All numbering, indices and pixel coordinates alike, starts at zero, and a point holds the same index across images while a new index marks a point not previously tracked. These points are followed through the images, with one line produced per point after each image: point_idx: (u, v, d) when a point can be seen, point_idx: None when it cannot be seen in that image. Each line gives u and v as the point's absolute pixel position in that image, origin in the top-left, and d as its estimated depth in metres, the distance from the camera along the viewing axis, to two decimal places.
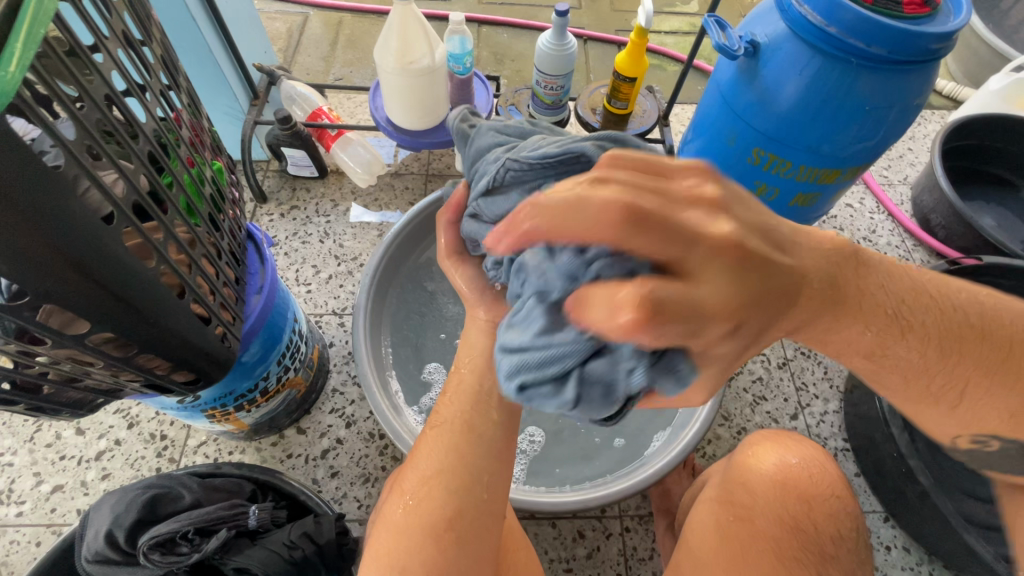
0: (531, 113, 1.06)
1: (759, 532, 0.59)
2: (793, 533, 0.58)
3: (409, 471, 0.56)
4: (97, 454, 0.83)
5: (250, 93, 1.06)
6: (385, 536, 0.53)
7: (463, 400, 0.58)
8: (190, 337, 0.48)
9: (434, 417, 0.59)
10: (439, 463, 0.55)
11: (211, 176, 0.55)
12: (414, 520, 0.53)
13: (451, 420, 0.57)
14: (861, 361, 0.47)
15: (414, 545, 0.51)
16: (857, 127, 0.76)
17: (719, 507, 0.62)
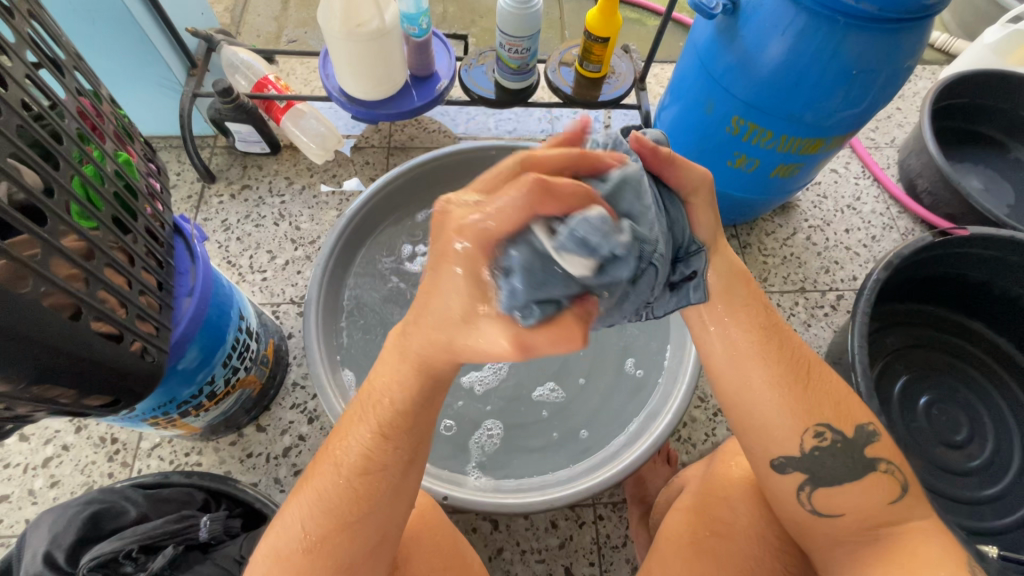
0: (497, 79, 0.97)
1: (733, 548, 0.57)
2: (750, 539, 0.57)
3: (321, 511, 0.48)
4: (44, 461, 0.78)
5: (187, 63, 0.96)
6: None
7: (409, 439, 0.50)
8: (95, 358, 0.43)
9: (342, 450, 0.51)
10: (366, 505, 0.48)
11: (113, 171, 0.48)
12: (321, 561, 0.47)
13: (391, 463, 0.49)
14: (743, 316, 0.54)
15: None
16: (844, 92, 0.70)
17: (695, 517, 0.60)
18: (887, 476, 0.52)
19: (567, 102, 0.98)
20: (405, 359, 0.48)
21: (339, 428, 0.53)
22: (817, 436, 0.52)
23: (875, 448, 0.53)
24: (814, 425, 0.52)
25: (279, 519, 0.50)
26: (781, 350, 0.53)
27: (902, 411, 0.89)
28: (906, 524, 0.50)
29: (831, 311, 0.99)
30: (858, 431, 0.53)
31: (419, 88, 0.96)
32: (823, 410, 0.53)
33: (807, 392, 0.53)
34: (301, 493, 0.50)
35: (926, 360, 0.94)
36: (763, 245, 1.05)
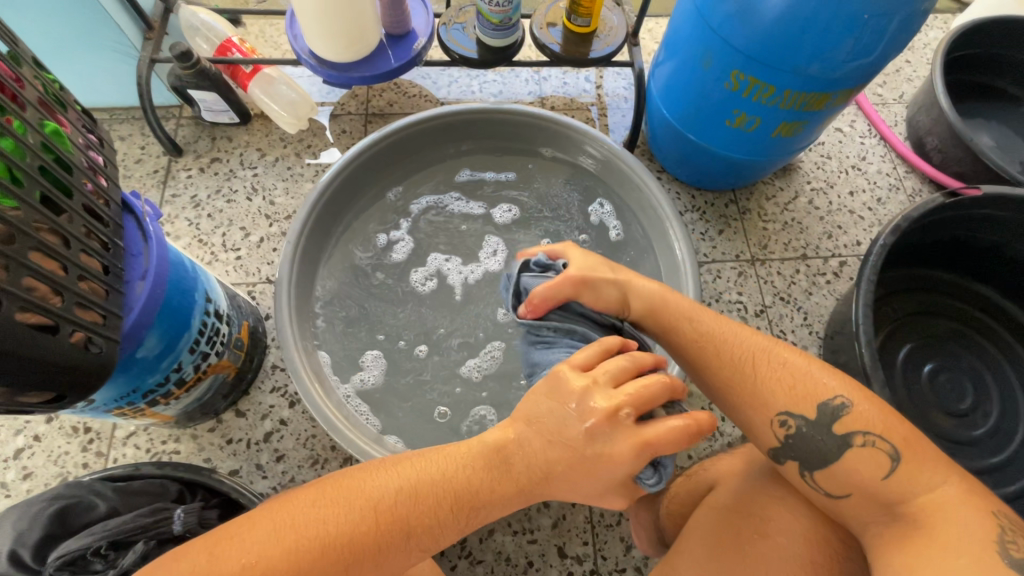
0: (479, 36, 0.90)
1: (784, 556, 0.53)
2: (767, 522, 0.55)
3: (367, 559, 0.43)
4: (15, 452, 0.75)
5: (141, 27, 0.90)
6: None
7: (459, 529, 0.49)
8: (24, 351, 0.39)
9: (416, 515, 0.45)
10: (394, 565, 0.45)
11: (38, 144, 0.43)
12: None
13: (445, 543, 0.47)
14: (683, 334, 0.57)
15: None
16: (855, 40, 0.64)
17: (717, 511, 0.57)
18: (866, 449, 0.49)
19: (554, 61, 0.91)
20: (510, 475, 0.48)
21: (416, 477, 0.46)
22: (782, 426, 0.52)
23: (844, 424, 0.50)
24: (775, 416, 0.52)
25: (315, 547, 0.42)
26: (719, 354, 0.54)
27: (904, 379, 0.86)
28: (915, 501, 0.47)
29: (834, 279, 0.95)
30: (820, 410, 0.51)
31: (395, 48, 0.89)
32: (775, 400, 0.52)
33: (756, 383, 0.53)
34: (353, 529, 0.43)
35: (931, 328, 0.90)
36: (763, 210, 1.00)
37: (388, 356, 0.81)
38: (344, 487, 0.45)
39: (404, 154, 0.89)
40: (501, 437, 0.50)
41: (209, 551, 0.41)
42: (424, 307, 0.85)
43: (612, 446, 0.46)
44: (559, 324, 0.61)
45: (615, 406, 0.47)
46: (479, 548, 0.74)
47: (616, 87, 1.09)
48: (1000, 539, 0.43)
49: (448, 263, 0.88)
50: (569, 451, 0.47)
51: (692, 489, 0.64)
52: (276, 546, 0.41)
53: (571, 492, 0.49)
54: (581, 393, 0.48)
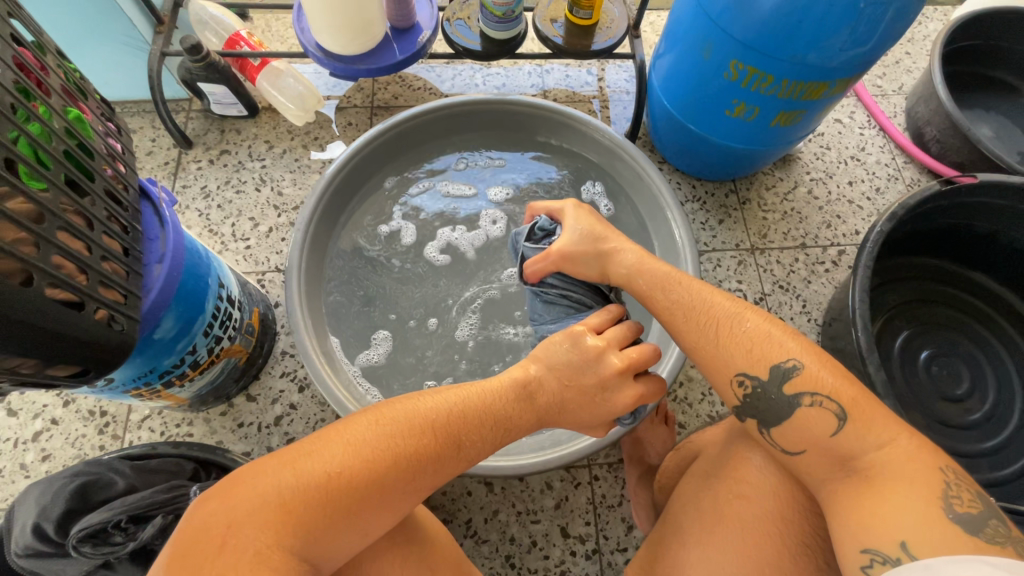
0: (482, 29, 0.91)
1: (755, 509, 0.54)
2: (744, 484, 0.56)
3: (428, 468, 0.47)
4: (34, 435, 0.78)
5: (153, 21, 0.92)
6: (381, 520, 0.45)
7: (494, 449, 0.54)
8: (54, 325, 0.41)
9: (466, 432, 0.50)
10: (449, 474, 0.49)
11: (63, 130, 0.45)
12: (393, 502, 0.45)
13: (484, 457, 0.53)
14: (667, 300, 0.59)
15: (374, 517, 0.45)
16: (851, 29, 0.65)
17: (706, 481, 0.59)
18: (814, 409, 0.50)
19: (556, 53, 0.93)
20: (533, 405, 0.55)
21: (462, 402, 0.51)
22: (739, 385, 0.54)
23: (794, 385, 0.51)
24: (733, 376, 0.54)
25: (387, 457, 0.45)
26: (692, 321, 0.57)
27: (902, 366, 0.88)
28: (862, 458, 0.48)
29: (832, 267, 0.97)
30: (773, 370, 0.52)
31: (401, 42, 0.90)
32: (733, 360, 0.54)
33: (716, 346, 0.55)
34: (417, 446, 0.47)
35: (927, 315, 0.92)
36: (762, 200, 1.01)
37: (399, 339, 0.83)
38: (402, 410, 0.48)
39: (419, 136, 0.92)
40: (524, 375, 0.56)
41: (290, 466, 0.43)
42: (438, 280, 0.87)
43: (619, 396, 0.56)
44: (560, 286, 0.68)
45: (627, 363, 0.56)
46: (485, 527, 0.76)
47: (618, 80, 1.10)
48: (944, 494, 0.44)
49: (455, 231, 0.91)
50: (583, 395, 0.56)
51: (679, 460, 0.68)
52: (354, 456, 0.44)
53: (573, 423, 0.58)
54: (598, 353, 0.56)
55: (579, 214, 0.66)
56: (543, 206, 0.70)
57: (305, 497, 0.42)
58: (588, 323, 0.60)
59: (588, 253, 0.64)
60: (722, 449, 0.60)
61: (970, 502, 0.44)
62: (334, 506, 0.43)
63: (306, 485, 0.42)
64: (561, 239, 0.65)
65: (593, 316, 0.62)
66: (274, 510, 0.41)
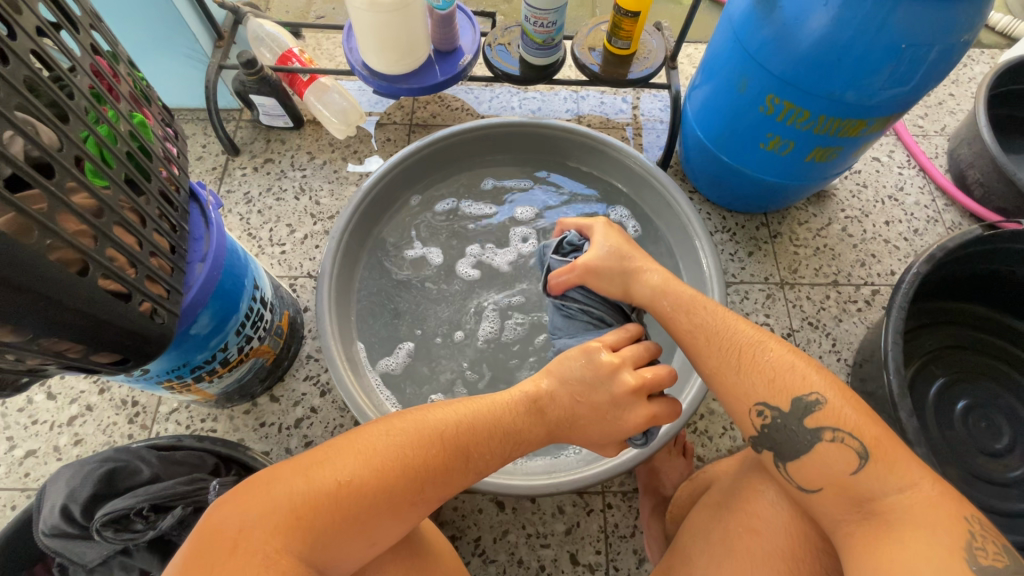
0: (522, 55, 0.94)
1: (766, 546, 0.53)
2: (754, 518, 0.54)
3: (435, 479, 0.48)
4: (69, 419, 0.81)
5: (213, 35, 0.97)
6: (388, 531, 0.46)
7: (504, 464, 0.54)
8: (102, 315, 0.43)
9: (474, 444, 0.50)
10: (456, 487, 0.50)
11: (127, 132, 0.49)
12: (400, 513, 0.46)
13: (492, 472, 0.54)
14: (686, 324, 0.58)
15: (381, 528, 0.45)
16: (891, 69, 0.65)
17: (716, 512, 0.57)
18: (834, 444, 0.49)
19: (593, 80, 0.94)
20: (543, 420, 0.55)
21: (471, 415, 0.52)
22: (759, 415, 0.53)
23: (816, 417, 0.50)
24: (752, 406, 0.53)
25: (397, 467, 0.46)
26: (711, 345, 0.56)
27: (936, 415, 0.84)
28: (882, 500, 0.46)
29: (865, 307, 0.94)
30: (795, 403, 0.51)
31: (443, 63, 0.94)
32: (755, 389, 0.53)
33: (738, 374, 0.54)
34: (423, 456, 0.47)
35: (964, 363, 0.88)
36: (794, 235, 1.00)
37: (423, 351, 0.85)
38: (412, 421, 0.49)
39: (453, 158, 0.94)
40: (535, 389, 0.56)
41: (303, 474, 0.44)
42: (463, 295, 0.89)
43: (630, 415, 0.55)
44: (582, 301, 0.68)
45: (641, 381, 0.55)
46: (493, 547, 0.75)
47: (652, 109, 1.11)
48: (968, 546, 0.43)
49: (486, 251, 0.92)
50: (594, 411, 0.55)
51: (692, 490, 0.67)
52: (366, 465, 0.45)
53: (583, 441, 0.58)
54: (612, 369, 0.56)
55: (603, 236, 0.67)
56: (573, 222, 0.71)
57: (314, 504, 0.42)
58: (604, 339, 0.60)
59: (613, 270, 0.64)
60: (735, 480, 0.59)
61: (996, 556, 0.42)
62: (344, 515, 0.43)
63: (315, 492, 0.43)
64: (587, 254, 0.66)
65: (610, 333, 0.62)
66: (286, 516, 0.42)
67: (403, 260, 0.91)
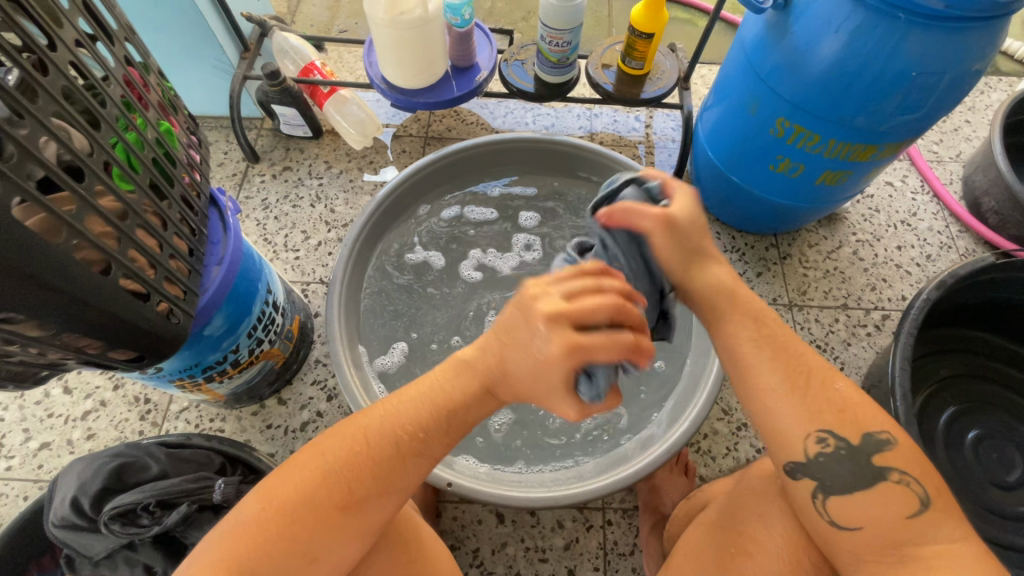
0: (537, 73, 0.96)
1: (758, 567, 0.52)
2: (749, 541, 0.54)
3: (362, 473, 0.48)
4: (83, 414, 0.83)
5: (240, 46, 1.01)
6: (331, 544, 0.46)
7: (447, 436, 0.52)
8: (121, 314, 0.45)
9: (399, 421, 0.50)
10: (395, 476, 0.49)
11: (154, 139, 0.51)
12: (337, 521, 0.47)
13: (437, 455, 0.52)
14: (751, 329, 0.54)
15: (323, 542, 0.46)
16: (901, 96, 0.65)
17: (715, 530, 0.57)
18: (900, 487, 0.48)
19: (606, 99, 0.96)
20: (476, 374, 0.52)
21: (391, 402, 0.51)
22: (819, 442, 0.50)
23: (884, 457, 0.49)
24: (814, 431, 0.50)
25: (317, 477, 0.47)
26: (776, 359, 0.52)
27: (946, 445, 0.83)
28: (926, 547, 0.46)
29: (875, 331, 0.94)
30: (865, 438, 0.49)
31: (459, 79, 0.96)
32: (821, 415, 0.50)
33: (802, 398, 0.50)
34: (341, 457, 0.48)
35: (976, 393, 0.87)
36: (804, 257, 1.00)
37: (429, 360, 0.86)
38: (331, 432, 0.51)
39: (443, 180, 0.95)
40: (468, 351, 0.54)
41: (233, 513, 0.47)
42: (472, 306, 0.90)
43: (548, 347, 0.45)
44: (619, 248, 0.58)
45: (557, 310, 0.45)
46: (491, 559, 0.75)
47: (665, 128, 1.13)
48: None
49: (487, 253, 0.94)
50: (517, 351, 0.48)
51: (688, 509, 0.66)
52: (288, 485, 0.47)
53: (524, 392, 0.50)
54: (533, 297, 0.47)
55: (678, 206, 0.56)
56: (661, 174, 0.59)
57: (250, 529, 0.45)
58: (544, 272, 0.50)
59: (687, 238, 0.56)
60: (730, 499, 0.58)
61: None
62: (277, 538, 0.45)
63: (248, 520, 0.46)
64: (668, 206, 0.56)
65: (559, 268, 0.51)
66: (223, 555, 0.44)
67: (413, 270, 0.92)
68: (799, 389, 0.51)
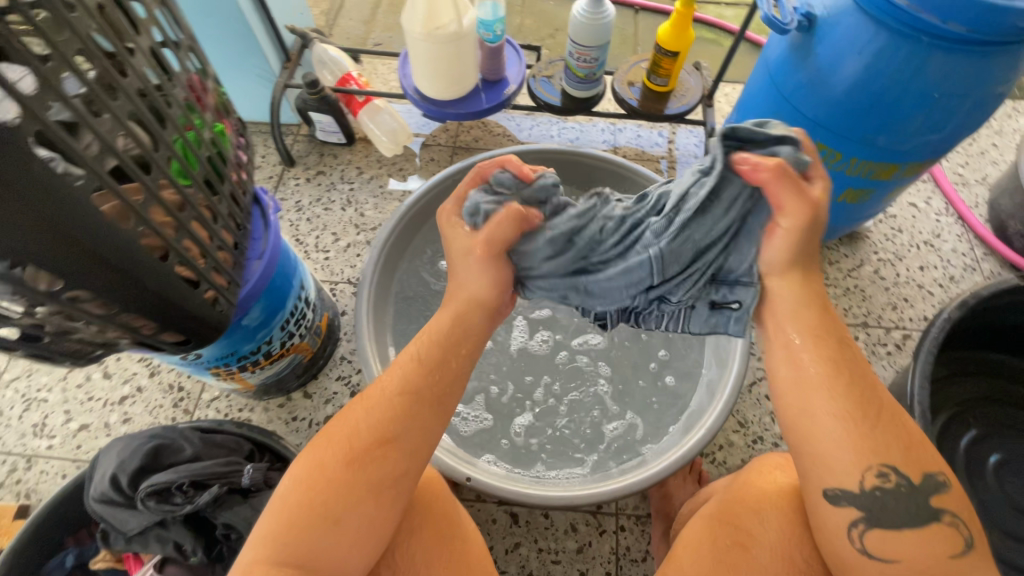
0: (564, 88, 1.00)
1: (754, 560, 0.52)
2: (747, 535, 0.54)
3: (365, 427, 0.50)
4: (121, 399, 0.87)
5: (282, 56, 1.06)
6: (351, 506, 0.47)
7: (437, 378, 0.53)
8: (173, 297, 0.48)
9: (394, 372, 0.53)
10: (397, 425, 0.51)
11: (210, 138, 0.55)
12: (353, 482, 0.48)
13: (436, 398, 0.53)
14: (833, 348, 0.50)
15: (341, 507, 0.47)
16: (924, 116, 0.67)
17: (715, 523, 0.56)
18: (949, 528, 0.47)
19: (630, 114, 0.99)
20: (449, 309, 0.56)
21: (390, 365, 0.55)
22: (880, 476, 0.47)
23: (941, 498, 0.48)
24: (877, 464, 0.47)
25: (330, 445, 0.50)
26: (854, 386, 0.49)
27: (967, 469, 0.82)
28: None
29: (895, 350, 0.93)
30: (925, 478, 0.48)
31: (489, 92, 1.00)
32: (891, 450, 0.48)
33: (875, 429, 0.48)
34: (348, 420, 0.51)
35: (999, 417, 0.86)
36: (824, 274, 1.00)
37: None
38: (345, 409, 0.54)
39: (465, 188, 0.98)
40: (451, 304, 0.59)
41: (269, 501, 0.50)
42: None
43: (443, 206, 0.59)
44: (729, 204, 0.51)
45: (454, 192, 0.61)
46: (504, 558, 0.77)
47: (688, 144, 1.15)
48: None
49: None
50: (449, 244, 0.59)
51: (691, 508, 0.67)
52: (309, 462, 0.49)
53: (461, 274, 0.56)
54: None
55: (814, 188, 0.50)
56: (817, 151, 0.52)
57: (279, 508, 0.47)
58: None
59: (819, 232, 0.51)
60: (729, 493, 0.59)
61: None
62: (302, 511, 0.47)
63: (278, 500, 0.48)
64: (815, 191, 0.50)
65: None
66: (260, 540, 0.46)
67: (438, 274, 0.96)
68: (863, 415, 0.48)
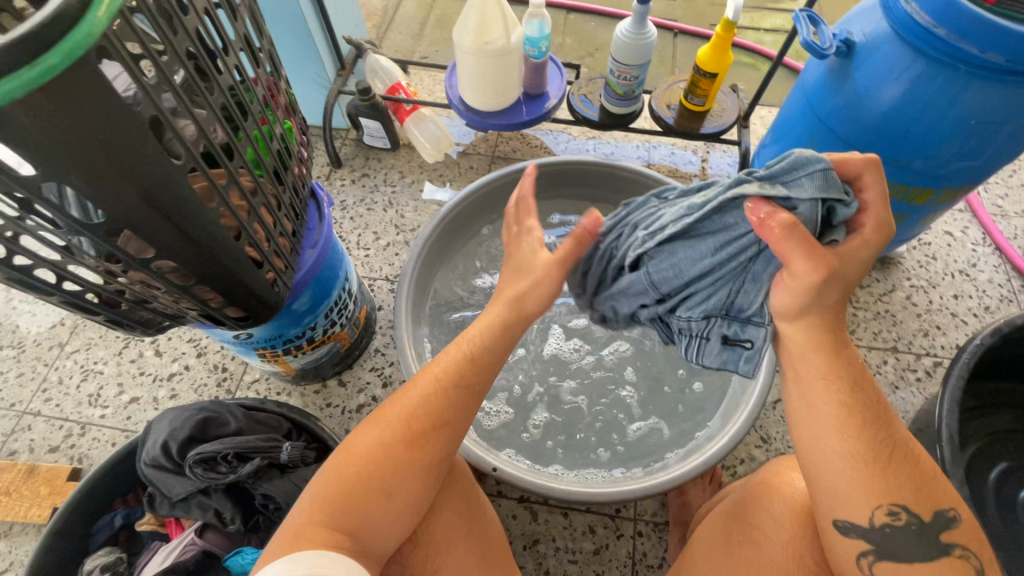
0: (603, 104, 1.03)
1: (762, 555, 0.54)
2: (760, 532, 0.56)
3: (414, 414, 0.53)
4: (169, 375, 0.93)
5: (337, 64, 1.13)
6: (401, 484, 0.51)
7: (478, 369, 0.56)
8: (240, 275, 0.53)
9: (441, 358, 0.56)
10: (445, 413, 0.54)
11: (280, 134, 0.60)
12: (404, 460, 0.51)
13: (479, 388, 0.56)
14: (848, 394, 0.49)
15: (392, 482, 0.51)
16: (960, 142, 0.68)
17: (732, 523, 0.58)
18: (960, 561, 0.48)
19: (666, 132, 1.01)
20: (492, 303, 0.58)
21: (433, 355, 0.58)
22: (891, 515, 0.48)
23: (950, 534, 0.48)
24: (888, 504, 0.48)
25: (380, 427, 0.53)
26: (873, 432, 0.48)
27: (997, 502, 0.80)
28: None
29: (925, 377, 0.93)
30: (937, 516, 0.48)
31: (530, 105, 1.04)
32: (905, 490, 0.48)
33: (889, 472, 0.48)
34: (395, 405, 0.54)
35: None
36: (855, 297, 1.00)
37: None
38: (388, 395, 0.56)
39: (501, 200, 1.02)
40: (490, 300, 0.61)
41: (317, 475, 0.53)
42: None
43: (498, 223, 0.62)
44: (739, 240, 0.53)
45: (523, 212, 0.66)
46: (521, 553, 0.78)
47: (721, 164, 1.17)
48: None
49: None
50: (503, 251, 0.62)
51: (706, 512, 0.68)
52: (357, 441, 0.52)
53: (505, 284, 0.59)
54: None
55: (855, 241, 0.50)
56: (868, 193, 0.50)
57: (330, 485, 0.50)
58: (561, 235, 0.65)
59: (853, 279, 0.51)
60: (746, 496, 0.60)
61: None
62: (352, 488, 0.50)
63: (328, 475, 0.51)
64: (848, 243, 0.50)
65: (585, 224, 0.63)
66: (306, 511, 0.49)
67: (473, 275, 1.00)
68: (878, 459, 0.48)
